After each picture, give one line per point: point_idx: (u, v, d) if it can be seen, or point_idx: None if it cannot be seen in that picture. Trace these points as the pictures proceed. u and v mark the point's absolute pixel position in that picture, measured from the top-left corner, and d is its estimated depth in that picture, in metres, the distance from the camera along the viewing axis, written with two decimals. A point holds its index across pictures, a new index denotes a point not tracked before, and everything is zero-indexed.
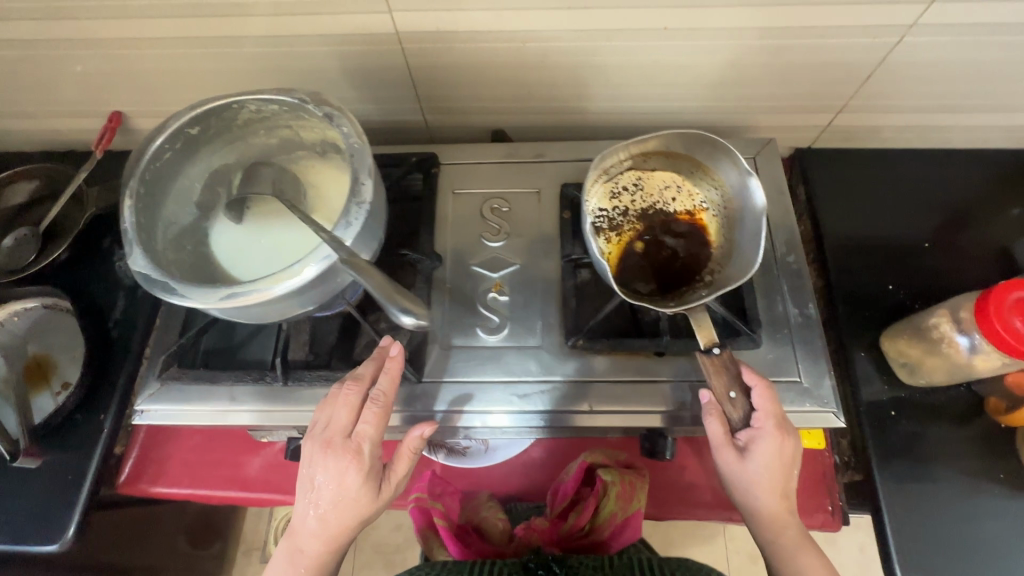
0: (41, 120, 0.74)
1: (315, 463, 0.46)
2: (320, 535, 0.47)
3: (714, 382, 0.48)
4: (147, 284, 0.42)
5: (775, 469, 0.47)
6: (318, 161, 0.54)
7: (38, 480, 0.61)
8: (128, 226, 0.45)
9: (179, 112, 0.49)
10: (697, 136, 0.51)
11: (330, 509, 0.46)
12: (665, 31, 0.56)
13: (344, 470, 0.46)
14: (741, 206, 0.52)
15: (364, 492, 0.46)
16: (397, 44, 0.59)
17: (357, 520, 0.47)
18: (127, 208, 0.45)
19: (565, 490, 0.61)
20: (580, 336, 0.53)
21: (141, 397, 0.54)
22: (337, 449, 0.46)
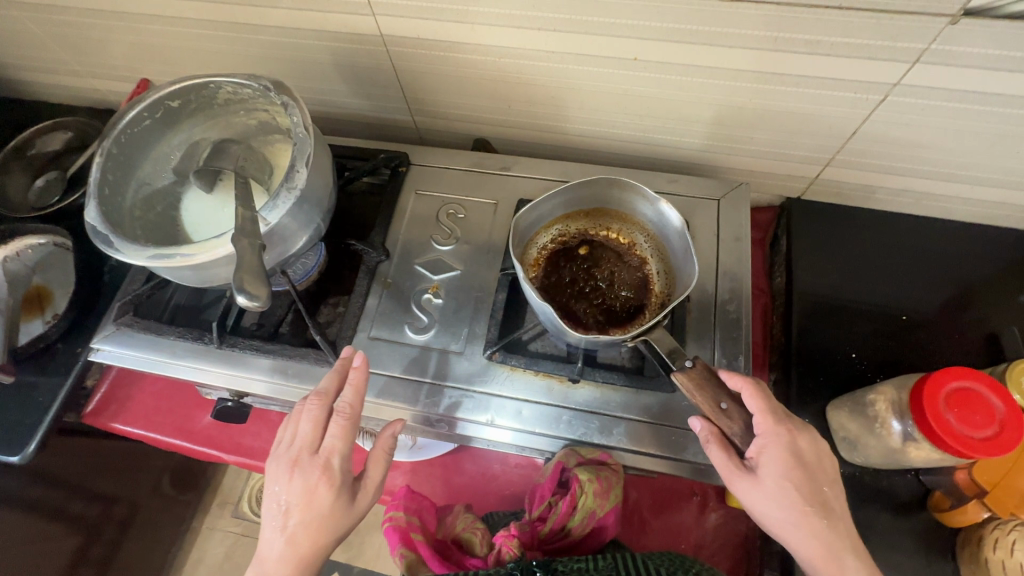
0: (83, 78, 0.82)
1: (287, 482, 0.46)
2: (289, 559, 0.45)
3: (700, 401, 0.45)
4: (91, 235, 0.46)
5: (798, 474, 0.43)
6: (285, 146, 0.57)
7: (13, 393, 0.68)
8: (92, 181, 0.49)
9: (163, 84, 0.53)
10: (602, 182, 0.53)
11: (299, 528, 0.45)
12: (637, 62, 0.56)
13: (314, 485, 0.46)
14: (666, 232, 0.54)
15: (336, 507, 0.46)
16: (382, 46, 0.61)
17: (330, 535, 0.46)
18: (97, 164, 0.50)
19: (540, 492, 0.55)
20: (496, 349, 0.53)
21: (98, 335, 0.59)
22: (305, 466, 0.46)
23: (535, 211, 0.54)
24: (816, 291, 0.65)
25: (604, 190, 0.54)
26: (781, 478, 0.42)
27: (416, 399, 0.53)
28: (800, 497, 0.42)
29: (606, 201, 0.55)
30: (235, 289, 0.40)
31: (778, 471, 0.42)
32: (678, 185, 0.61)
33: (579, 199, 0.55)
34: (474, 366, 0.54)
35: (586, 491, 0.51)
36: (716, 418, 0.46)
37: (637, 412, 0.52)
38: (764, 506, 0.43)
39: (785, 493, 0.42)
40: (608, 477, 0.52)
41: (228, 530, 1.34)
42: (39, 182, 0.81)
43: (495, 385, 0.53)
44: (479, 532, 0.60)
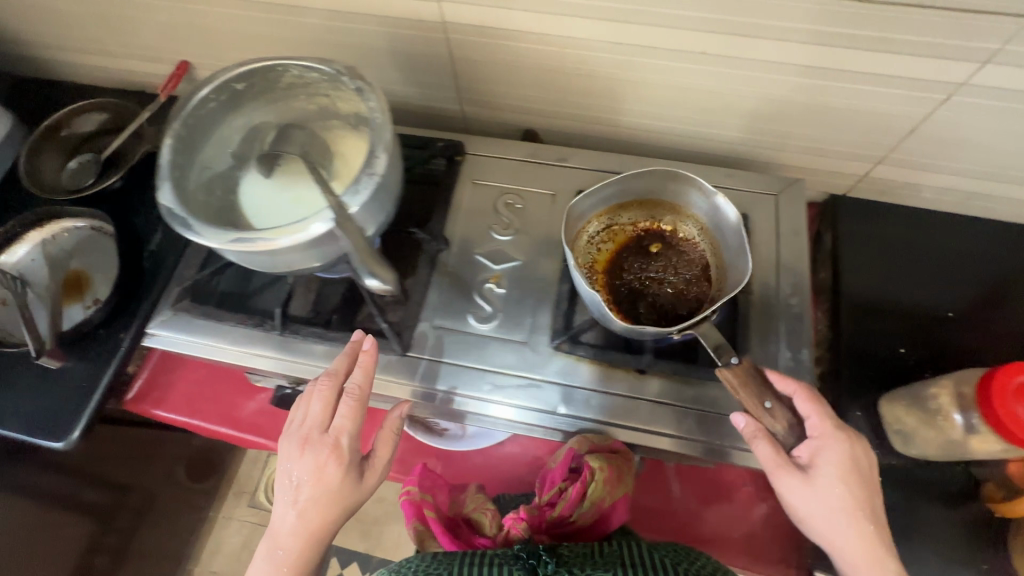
0: (118, 60, 0.80)
1: (295, 459, 0.47)
2: (300, 532, 0.47)
3: (743, 398, 0.46)
4: (166, 218, 0.46)
5: (851, 480, 0.44)
6: (347, 132, 0.56)
7: (56, 379, 0.67)
8: (162, 163, 0.48)
9: (231, 67, 0.52)
10: (657, 173, 0.55)
11: (310, 504, 0.46)
12: (704, 56, 0.56)
13: (323, 463, 0.47)
14: (720, 225, 0.54)
15: (345, 484, 0.47)
16: (442, 33, 0.61)
17: (337, 513, 0.47)
18: (164, 147, 0.49)
19: (552, 479, 0.58)
20: (564, 339, 0.53)
21: (156, 320, 0.58)
22: (315, 444, 0.47)
23: (590, 199, 0.55)
24: (863, 288, 0.66)
25: (662, 186, 0.55)
26: (829, 475, 0.44)
27: (483, 389, 0.53)
28: (852, 503, 0.43)
29: (660, 193, 0.56)
30: (368, 272, 0.47)
31: (833, 468, 0.44)
32: (736, 180, 0.61)
33: (634, 191, 0.56)
34: (541, 356, 0.54)
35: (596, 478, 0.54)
36: (760, 416, 0.46)
37: (704, 403, 0.52)
38: (809, 505, 0.44)
39: (833, 493, 0.43)
40: (618, 465, 0.57)
41: (245, 520, 1.33)
42: (73, 163, 0.79)
43: (561, 375, 0.54)
44: (489, 512, 0.59)
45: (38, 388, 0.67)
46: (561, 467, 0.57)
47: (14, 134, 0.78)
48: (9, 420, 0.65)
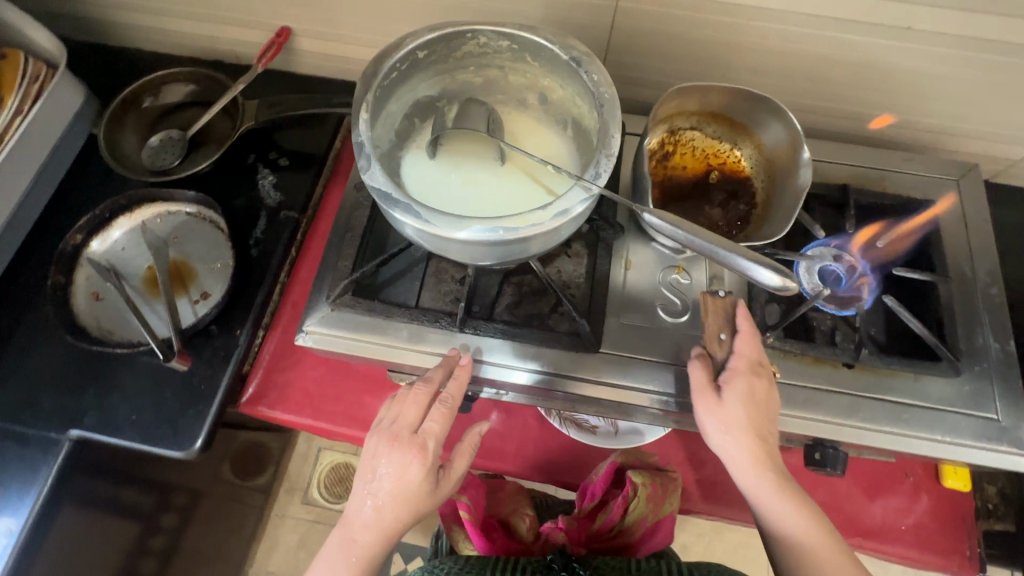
0: (202, 25, 0.71)
1: (378, 457, 0.46)
2: (375, 527, 0.46)
3: (710, 321, 0.49)
4: (388, 205, 0.40)
5: (751, 407, 0.46)
6: (515, 110, 0.53)
7: (169, 383, 0.61)
8: (365, 139, 0.42)
9: (417, 33, 0.46)
10: (763, 101, 0.52)
11: (389, 500, 0.45)
12: (907, 32, 0.52)
13: (408, 463, 0.46)
14: (792, 172, 0.52)
15: (426, 486, 0.46)
16: (613, 1, 0.56)
17: (413, 512, 0.46)
18: (365, 122, 0.42)
19: (592, 491, 0.61)
20: (772, 333, 0.50)
21: (311, 317, 0.52)
22: (404, 443, 0.46)
23: (687, 101, 0.54)
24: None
25: (737, 102, 0.53)
26: (744, 403, 0.46)
27: (685, 386, 0.50)
28: (748, 429, 0.46)
29: (750, 117, 0.54)
30: (770, 270, 0.40)
31: (738, 396, 0.46)
32: (913, 164, 0.59)
33: (749, 116, 0.54)
34: None
35: (639, 494, 0.58)
36: (710, 345, 0.49)
37: (919, 397, 0.49)
38: (741, 442, 0.46)
39: (740, 419, 0.45)
40: (662, 483, 0.60)
41: (300, 518, 1.29)
42: (154, 140, 0.70)
43: None
44: (528, 519, 0.65)
45: (151, 393, 0.60)
46: (602, 481, 0.59)
47: (86, 109, 0.70)
48: (122, 429, 0.59)
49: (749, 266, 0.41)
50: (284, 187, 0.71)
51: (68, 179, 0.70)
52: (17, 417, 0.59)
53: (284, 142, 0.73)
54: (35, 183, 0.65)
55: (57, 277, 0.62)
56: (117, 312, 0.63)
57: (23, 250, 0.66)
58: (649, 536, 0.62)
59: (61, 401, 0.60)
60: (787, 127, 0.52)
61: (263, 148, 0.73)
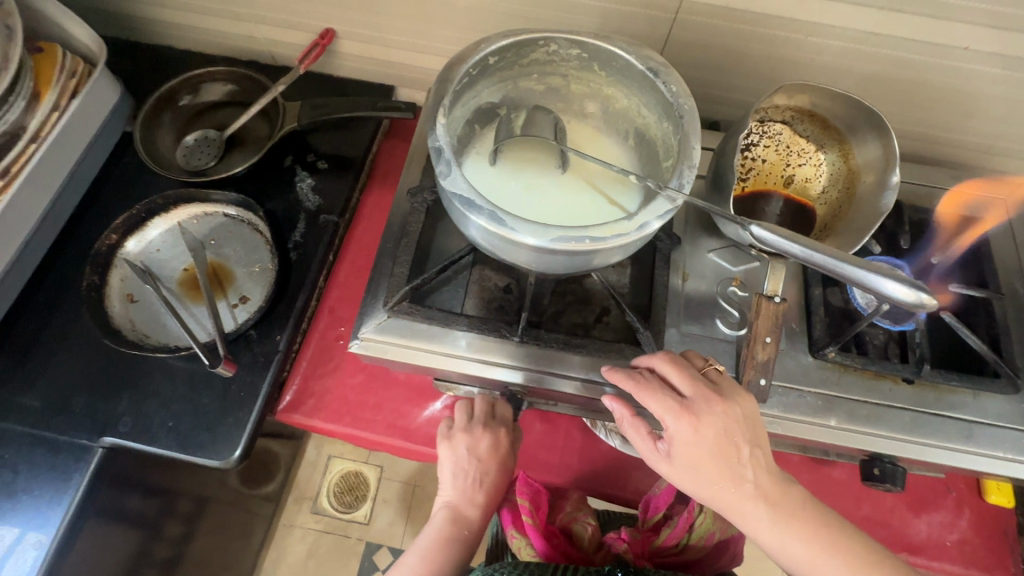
0: (242, 24, 0.70)
1: (471, 441, 0.59)
2: (481, 499, 0.60)
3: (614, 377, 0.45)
4: (471, 212, 0.39)
5: (708, 454, 0.41)
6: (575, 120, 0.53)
7: (207, 389, 0.59)
8: (445, 144, 0.40)
9: (490, 39, 0.45)
10: (871, 114, 0.49)
11: (489, 474, 0.60)
12: (964, 51, 0.53)
13: (499, 440, 0.60)
14: (874, 191, 0.50)
15: (513, 458, 0.61)
16: (672, 13, 0.56)
17: (507, 480, 0.62)
18: (443, 126, 0.41)
19: (656, 504, 0.58)
20: (833, 347, 0.50)
21: (368, 323, 0.51)
22: (490, 428, 0.60)
23: (791, 94, 0.51)
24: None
25: (844, 108, 0.50)
26: (692, 468, 0.42)
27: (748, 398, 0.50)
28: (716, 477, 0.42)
29: (848, 125, 0.51)
30: (914, 287, 0.38)
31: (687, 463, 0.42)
32: (960, 182, 0.60)
33: (849, 124, 0.51)
34: (804, 365, 0.51)
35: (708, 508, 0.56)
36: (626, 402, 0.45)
37: (978, 414, 0.49)
38: (715, 496, 0.42)
39: (695, 472, 0.42)
40: None
41: (309, 527, 1.26)
42: (190, 139, 0.69)
43: (819, 382, 0.50)
44: (590, 527, 0.61)
45: (188, 399, 0.58)
46: (669, 497, 0.57)
47: (120, 106, 0.68)
48: (158, 436, 0.57)
49: (872, 281, 0.39)
50: (323, 191, 0.69)
51: (99, 177, 0.68)
52: (48, 423, 0.57)
53: (322, 146, 0.72)
54: (69, 180, 0.63)
55: (91, 278, 0.60)
56: (152, 315, 0.61)
57: (53, 249, 0.64)
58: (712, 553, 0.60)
59: (93, 407, 0.58)
60: (882, 141, 0.49)
61: (300, 150, 0.72)
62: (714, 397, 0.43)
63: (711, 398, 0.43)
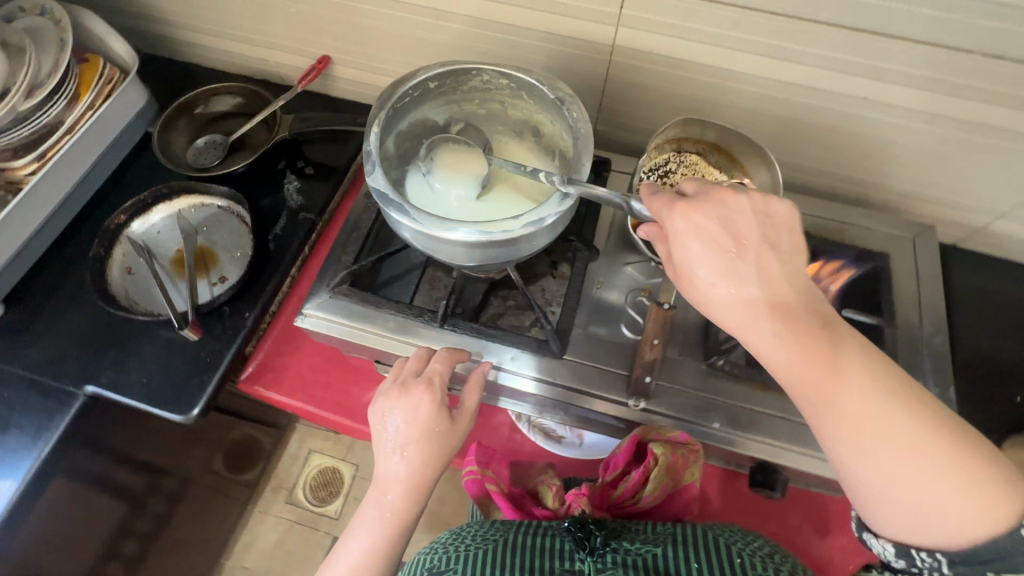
0: (257, 48, 0.82)
1: (394, 412, 0.49)
2: (403, 478, 0.47)
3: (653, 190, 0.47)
4: (384, 204, 0.47)
5: (721, 243, 0.41)
6: (511, 140, 0.61)
7: (180, 353, 0.67)
8: (373, 149, 0.49)
9: (429, 67, 0.54)
10: (758, 146, 0.58)
11: (411, 443, 0.48)
12: (864, 101, 0.60)
13: (419, 403, 0.49)
14: None
15: (440, 420, 0.49)
16: (608, 55, 0.64)
17: (440, 452, 0.48)
18: (375, 135, 0.50)
19: (614, 461, 0.55)
20: (721, 356, 0.55)
21: (310, 302, 0.59)
22: (410, 389, 0.50)
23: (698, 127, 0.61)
24: (980, 349, 0.66)
25: (740, 141, 0.60)
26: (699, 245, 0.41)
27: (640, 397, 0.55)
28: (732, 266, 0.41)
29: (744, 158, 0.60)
30: None
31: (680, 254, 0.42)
32: (872, 220, 0.65)
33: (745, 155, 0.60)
34: (695, 372, 0.56)
35: (660, 466, 0.51)
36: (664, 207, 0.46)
37: None
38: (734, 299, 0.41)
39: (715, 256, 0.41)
40: (690, 455, 0.53)
41: (281, 516, 1.31)
42: (201, 142, 0.80)
43: (708, 388, 0.55)
44: (554, 488, 0.58)
45: (162, 360, 0.67)
46: (622, 455, 0.54)
47: (146, 110, 0.80)
48: (132, 389, 0.65)
49: None
50: (306, 192, 0.79)
51: (120, 168, 0.79)
52: (44, 369, 0.66)
53: (312, 153, 0.82)
54: (93, 167, 0.75)
55: (98, 250, 0.70)
56: (143, 286, 0.71)
57: (73, 224, 0.75)
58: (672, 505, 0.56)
59: (83, 358, 0.67)
60: (770, 169, 0.58)
61: (292, 156, 0.82)
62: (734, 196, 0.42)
63: (729, 194, 0.43)
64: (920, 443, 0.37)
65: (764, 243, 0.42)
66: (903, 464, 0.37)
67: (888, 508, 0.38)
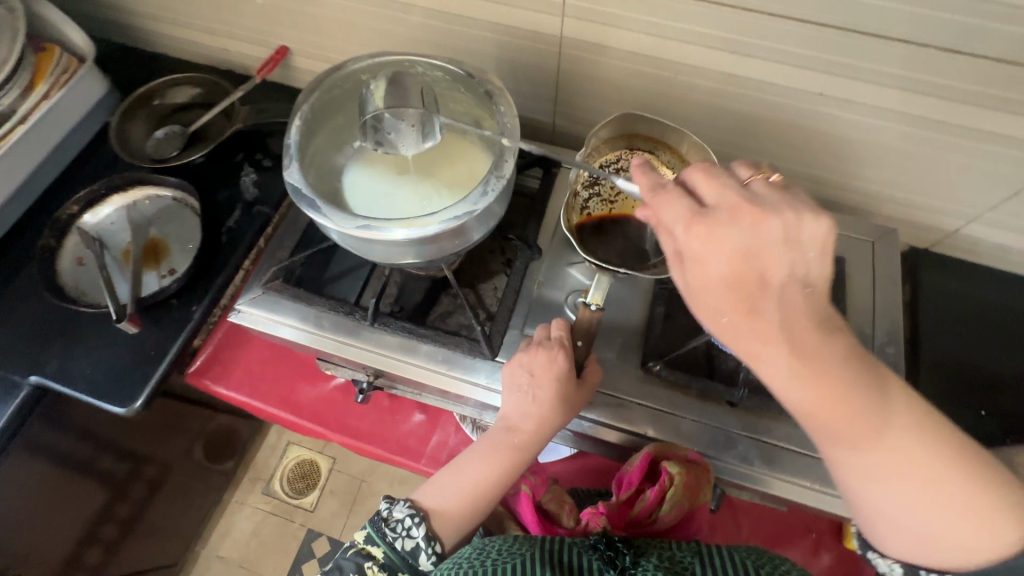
0: (216, 38, 0.81)
1: (533, 382, 0.50)
2: (532, 422, 0.50)
3: (644, 176, 0.42)
4: (296, 198, 0.46)
5: (740, 256, 0.37)
6: None
7: (125, 345, 0.67)
8: (291, 142, 0.49)
9: (359, 58, 0.53)
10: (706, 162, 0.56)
11: (543, 394, 0.50)
12: (820, 97, 0.57)
13: (553, 360, 0.50)
14: None
15: (573, 380, 0.50)
16: (556, 47, 0.62)
17: (563, 404, 0.50)
18: (295, 128, 0.50)
19: (627, 479, 0.52)
20: (659, 361, 0.53)
21: (243, 297, 0.58)
22: (543, 347, 0.51)
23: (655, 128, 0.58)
24: (944, 359, 0.63)
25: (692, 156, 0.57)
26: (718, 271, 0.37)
27: None
28: (741, 282, 0.37)
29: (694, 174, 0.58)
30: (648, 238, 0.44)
31: (695, 277, 0.38)
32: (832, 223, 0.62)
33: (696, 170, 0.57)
34: (632, 379, 0.54)
35: (679, 484, 0.48)
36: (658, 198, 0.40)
37: (795, 443, 0.51)
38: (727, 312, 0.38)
39: (732, 267, 0.37)
40: (701, 475, 0.50)
41: (258, 506, 1.32)
42: (160, 133, 0.80)
43: (644, 395, 0.53)
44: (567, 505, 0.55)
45: (107, 352, 0.67)
46: (637, 472, 0.51)
47: (105, 100, 0.79)
48: (76, 380, 0.65)
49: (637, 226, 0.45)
50: (262, 185, 0.78)
51: (79, 157, 0.79)
52: None
53: (271, 145, 0.81)
54: (49, 157, 0.75)
55: (48, 240, 0.70)
56: (92, 277, 0.70)
57: (29, 214, 0.75)
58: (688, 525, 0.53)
59: (30, 349, 0.67)
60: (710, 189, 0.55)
61: (251, 148, 0.81)
62: (755, 210, 0.37)
63: (747, 205, 0.38)
64: (940, 475, 0.36)
65: (788, 266, 0.37)
66: (920, 497, 0.36)
67: (884, 525, 0.39)
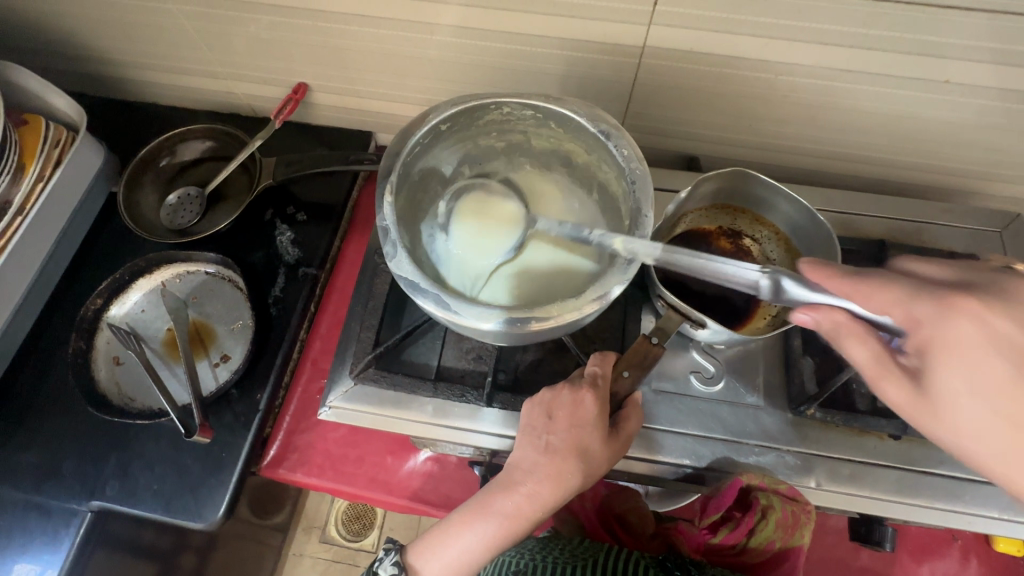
0: (219, 80, 0.71)
1: (549, 428, 0.45)
2: (547, 467, 0.44)
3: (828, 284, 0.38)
4: (415, 293, 0.39)
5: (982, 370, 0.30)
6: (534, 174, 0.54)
7: (191, 452, 0.60)
8: (389, 224, 0.41)
9: (439, 107, 0.46)
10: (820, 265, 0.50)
11: (562, 433, 0.44)
12: (945, 85, 0.50)
13: (581, 396, 0.45)
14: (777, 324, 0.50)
15: (598, 421, 0.44)
16: (636, 58, 0.55)
17: (584, 449, 0.44)
18: (390, 206, 0.42)
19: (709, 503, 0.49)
20: (812, 405, 0.48)
21: (335, 392, 0.52)
22: (573, 384, 0.46)
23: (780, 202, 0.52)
24: None
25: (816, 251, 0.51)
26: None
27: (723, 458, 0.49)
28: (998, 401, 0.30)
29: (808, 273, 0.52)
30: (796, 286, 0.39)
31: (924, 399, 0.32)
32: (952, 215, 0.59)
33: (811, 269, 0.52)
34: (781, 423, 0.49)
35: (770, 518, 0.45)
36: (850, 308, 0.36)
37: (966, 471, 0.47)
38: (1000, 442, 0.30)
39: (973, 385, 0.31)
40: (797, 513, 0.46)
41: (318, 556, 1.27)
42: (172, 198, 0.70)
43: (799, 440, 0.49)
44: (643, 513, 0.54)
45: (171, 461, 0.59)
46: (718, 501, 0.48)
47: (104, 169, 0.70)
48: (143, 499, 0.58)
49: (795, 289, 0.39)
50: (302, 243, 0.69)
51: (88, 238, 0.70)
52: (39, 488, 0.58)
53: (302, 195, 0.72)
54: (56, 246, 0.66)
55: (78, 344, 0.63)
56: (137, 377, 0.63)
57: (44, 314, 0.66)
58: (783, 566, 0.49)
59: (82, 470, 0.59)
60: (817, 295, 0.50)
61: (280, 202, 0.72)
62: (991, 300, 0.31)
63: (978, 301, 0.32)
64: None
65: None
66: None
67: None
